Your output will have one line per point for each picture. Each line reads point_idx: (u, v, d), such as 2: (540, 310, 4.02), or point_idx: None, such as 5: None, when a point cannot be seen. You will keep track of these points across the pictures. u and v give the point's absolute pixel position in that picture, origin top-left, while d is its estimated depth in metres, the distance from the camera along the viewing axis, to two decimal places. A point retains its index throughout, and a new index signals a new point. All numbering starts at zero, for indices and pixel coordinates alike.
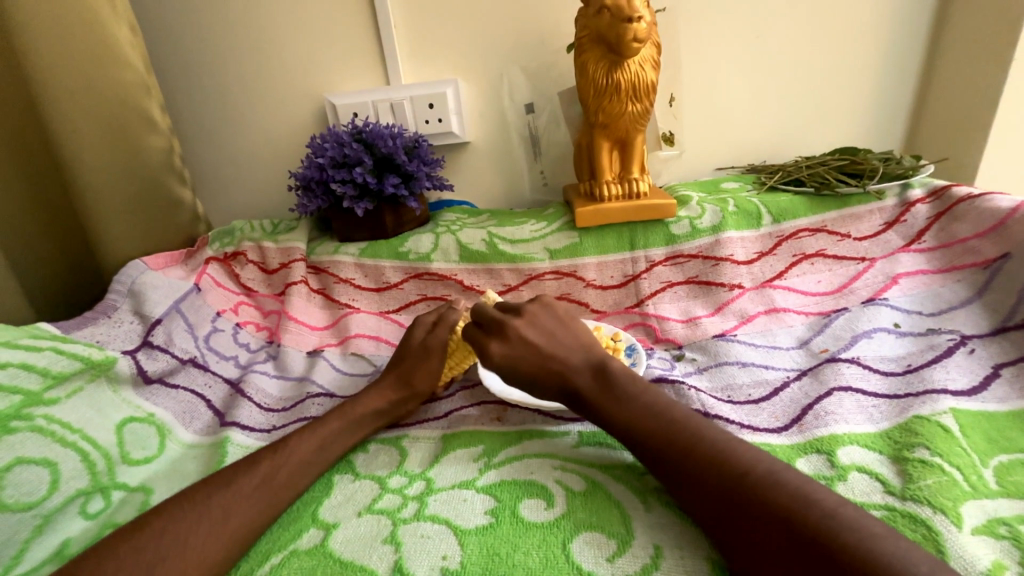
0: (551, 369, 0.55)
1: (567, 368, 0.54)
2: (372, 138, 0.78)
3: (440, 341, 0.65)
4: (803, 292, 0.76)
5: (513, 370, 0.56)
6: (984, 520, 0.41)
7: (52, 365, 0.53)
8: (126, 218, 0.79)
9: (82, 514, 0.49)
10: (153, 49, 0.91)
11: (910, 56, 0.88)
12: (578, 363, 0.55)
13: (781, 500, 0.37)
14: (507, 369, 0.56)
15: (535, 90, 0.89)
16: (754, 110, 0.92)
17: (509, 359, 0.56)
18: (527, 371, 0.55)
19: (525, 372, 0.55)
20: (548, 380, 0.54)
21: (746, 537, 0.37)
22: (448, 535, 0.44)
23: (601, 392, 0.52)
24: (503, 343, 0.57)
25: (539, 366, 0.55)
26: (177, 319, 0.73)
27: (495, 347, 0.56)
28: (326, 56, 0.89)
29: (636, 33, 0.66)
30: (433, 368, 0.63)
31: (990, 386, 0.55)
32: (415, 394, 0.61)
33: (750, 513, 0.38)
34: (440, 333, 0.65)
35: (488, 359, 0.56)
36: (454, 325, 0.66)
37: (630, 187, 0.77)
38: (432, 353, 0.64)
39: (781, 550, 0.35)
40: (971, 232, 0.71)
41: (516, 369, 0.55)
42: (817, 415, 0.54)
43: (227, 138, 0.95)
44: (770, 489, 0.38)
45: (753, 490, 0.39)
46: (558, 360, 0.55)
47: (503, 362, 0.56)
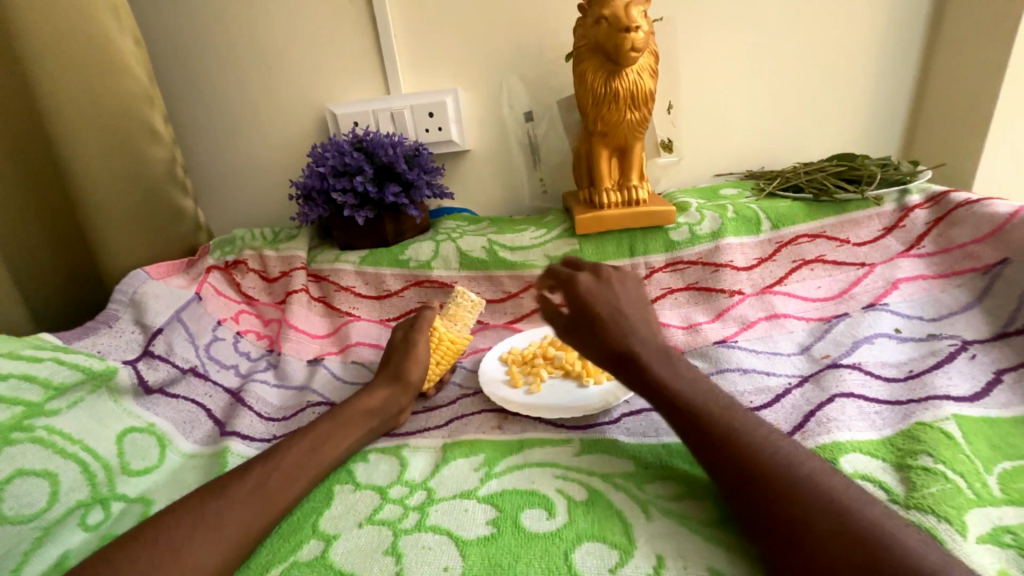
0: (618, 328, 0.55)
1: (632, 335, 0.54)
2: (373, 147, 0.78)
3: (424, 336, 0.67)
4: (804, 298, 0.76)
5: (585, 310, 0.57)
6: (989, 528, 0.40)
7: (53, 375, 0.54)
8: (128, 227, 0.79)
9: (82, 526, 0.48)
10: (156, 60, 0.92)
11: (906, 63, 0.89)
12: (645, 330, 0.55)
13: (797, 500, 0.38)
14: (581, 308, 0.58)
15: (535, 99, 0.90)
16: (752, 117, 0.93)
17: (590, 297, 0.58)
18: (596, 318, 0.56)
19: (594, 316, 0.56)
20: (610, 338, 0.55)
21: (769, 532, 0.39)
22: (450, 545, 0.44)
23: (657, 360, 0.52)
24: (594, 281, 0.59)
25: (610, 319, 0.55)
26: (178, 328, 0.73)
27: (585, 281, 0.59)
28: (327, 66, 0.90)
29: (634, 43, 0.67)
30: (423, 361, 0.64)
31: (992, 391, 0.54)
32: (410, 393, 0.62)
33: (772, 512, 0.39)
34: (420, 329, 0.67)
35: (573, 288, 0.59)
36: (429, 321, 0.69)
37: (630, 194, 0.78)
38: (417, 345, 0.65)
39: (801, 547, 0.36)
40: (970, 238, 0.71)
41: (590, 309, 0.57)
42: (820, 422, 0.54)
43: (228, 147, 0.96)
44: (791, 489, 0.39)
45: (773, 488, 0.40)
46: (633, 324, 0.55)
47: (584, 297, 0.58)
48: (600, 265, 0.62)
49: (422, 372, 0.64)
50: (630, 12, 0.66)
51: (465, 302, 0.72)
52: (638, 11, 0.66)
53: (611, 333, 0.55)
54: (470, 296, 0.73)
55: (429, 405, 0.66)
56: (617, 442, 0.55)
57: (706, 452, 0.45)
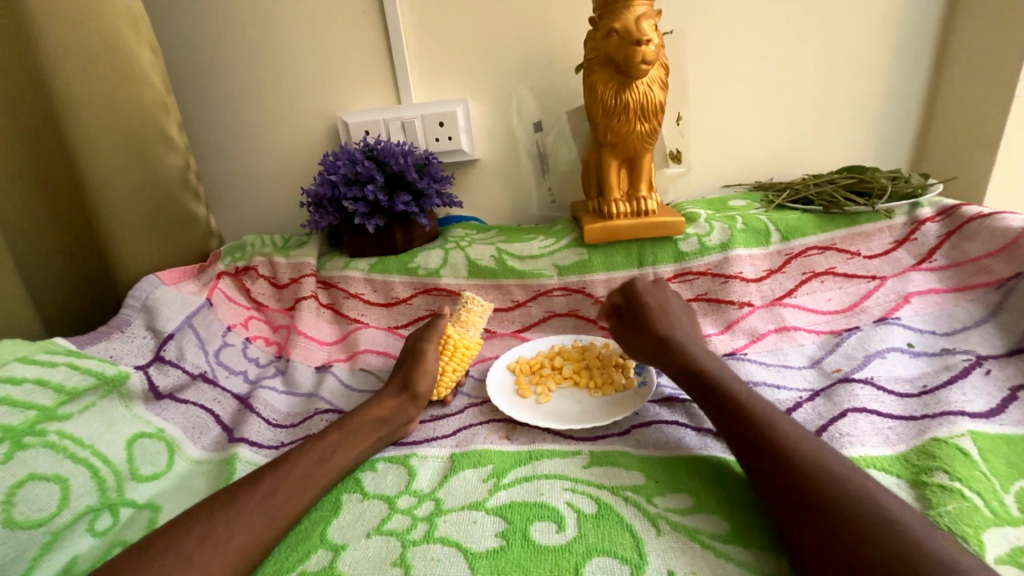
0: (664, 319, 0.64)
1: (676, 329, 0.63)
2: (384, 156, 0.79)
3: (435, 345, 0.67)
4: (814, 310, 0.76)
5: (634, 302, 0.67)
6: (1008, 548, 0.40)
7: (66, 380, 0.54)
8: (141, 233, 0.80)
9: (90, 532, 0.48)
10: (173, 70, 0.93)
11: (915, 77, 0.89)
12: (690, 329, 0.64)
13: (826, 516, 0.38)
14: (633, 299, 0.67)
15: (544, 109, 0.91)
16: (760, 128, 0.93)
17: (643, 293, 0.67)
18: (644, 308, 0.66)
19: (643, 307, 0.66)
20: (653, 325, 0.63)
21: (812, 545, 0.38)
22: (459, 557, 0.43)
23: (692, 348, 0.59)
24: (651, 283, 0.70)
25: (658, 310, 0.65)
26: (188, 334, 0.73)
27: (644, 281, 0.69)
28: (340, 76, 0.91)
29: (645, 55, 0.67)
30: (433, 372, 0.64)
31: (1009, 408, 0.54)
32: (417, 403, 0.62)
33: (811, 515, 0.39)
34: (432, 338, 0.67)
35: (632, 282, 0.69)
36: (443, 329, 0.70)
37: (639, 205, 0.78)
38: (429, 354, 0.65)
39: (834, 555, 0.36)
40: (983, 251, 0.71)
41: (640, 301, 0.67)
42: (833, 437, 0.53)
43: (240, 156, 0.97)
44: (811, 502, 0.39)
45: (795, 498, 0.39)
46: (678, 322, 0.64)
47: (640, 292, 0.68)
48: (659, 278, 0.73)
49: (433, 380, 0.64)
50: (641, 25, 0.66)
51: (475, 307, 0.72)
52: (649, 25, 0.67)
53: (657, 323, 0.63)
54: (478, 301, 0.73)
55: (437, 414, 0.65)
56: (627, 453, 0.55)
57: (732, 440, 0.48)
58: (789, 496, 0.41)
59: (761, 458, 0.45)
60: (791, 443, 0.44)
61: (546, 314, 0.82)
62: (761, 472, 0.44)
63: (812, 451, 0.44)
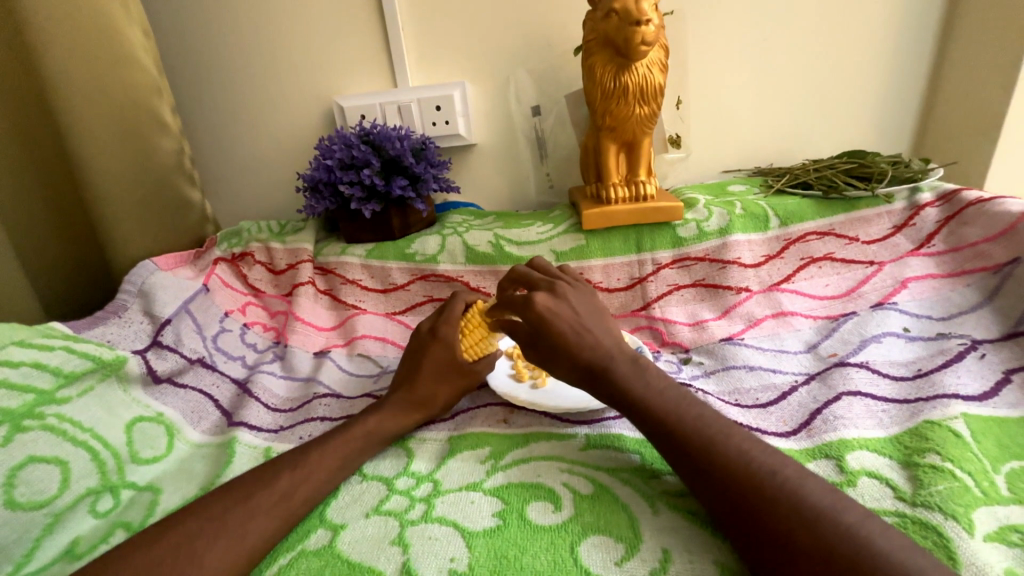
0: (584, 344, 0.52)
1: (600, 347, 0.52)
2: (380, 140, 0.78)
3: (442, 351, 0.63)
4: (811, 296, 0.76)
5: (545, 337, 0.53)
6: (997, 526, 0.40)
7: (63, 364, 0.54)
8: (136, 218, 0.79)
9: (93, 513, 0.49)
10: (164, 52, 0.92)
11: (919, 60, 0.87)
12: (606, 342, 0.53)
13: (802, 497, 0.38)
14: (540, 330, 0.53)
15: (542, 93, 0.90)
16: (761, 112, 0.92)
17: (552, 317, 0.53)
18: (559, 338, 0.52)
19: (558, 336, 0.52)
20: (575, 356, 0.52)
21: (767, 549, 0.36)
22: (456, 537, 0.44)
23: (629, 371, 0.50)
24: (550, 297, 0.55)
25: (575, 331, 0.53)
26: (185, 319, 0.73)
27: (543, 298, 0.55)
28: (335, 59, 0.90)
29: (645, 36, 0.66)
30: (438, 378, 0.61)
31: (1002, 390, 0.54)
32: (427, 408, 0.59)
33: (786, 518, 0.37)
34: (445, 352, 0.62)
35: (531, 307, 0.54)
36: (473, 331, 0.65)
37: (637, 189, 0.77)
38: (428, 364, 0.62)
39: (793, 546, 0.35)
40: (982, 236, 0.70)
41: (552, 328, 0.53)
42: (826, 420, 0.54)
43: (235, 141, 0.96)
44: (801, 486, 0.38)
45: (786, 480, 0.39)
46: (595, 336, 0.53)
47: (544, 317, 0.53)
48: (563, 265, 0.65)
49: (452, 395, 0.61)
50: (641, 4, 0.65)
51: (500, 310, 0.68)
52: (649, 4, 0.66)
53: (576, 350, 0.52)
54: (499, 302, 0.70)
55: None
56: (623, 436, 0.55)
57: (681, 465, 0.44)
58: (736, 477, 0.40)
59: (727, 447, 0.42)
60: None
61: None
62: (714, 492, 0.41)
63: None
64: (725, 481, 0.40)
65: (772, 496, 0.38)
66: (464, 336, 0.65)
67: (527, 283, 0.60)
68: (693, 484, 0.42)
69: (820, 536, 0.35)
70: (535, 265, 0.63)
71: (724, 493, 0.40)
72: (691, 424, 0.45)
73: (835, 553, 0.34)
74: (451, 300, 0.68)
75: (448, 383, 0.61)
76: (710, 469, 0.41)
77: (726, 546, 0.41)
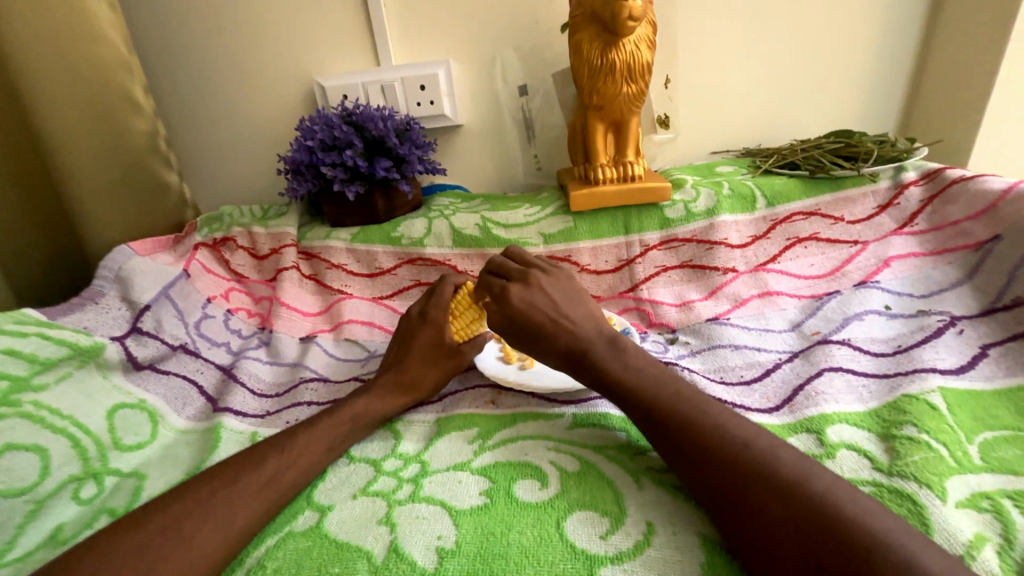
0: (562, 332, 0.53)
1: (579, 331, 0.53)
2: (363, 120, 0.76)
3: (431, 333, 0.63)
4: (797, 276, 0.76)
5: (522, 326, 0.55)
6: (968, 494, 0.42)
7: (38, 350, 0.53)
8: (111, 201, 0.77)
9: (76, 500, 0.49)
10: (135, 28, 0.88)
11: (908, 37, 0.87)
12: (583, 327, 0.54)
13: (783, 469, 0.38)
14: (518, 321, 0.55)
15: (529, 72, 0.88)
16: (750, 92, 0.91)
17: (526, 308, 0.55)
18: (536, 327, 0.54)
19: (534, 326, 0.54)
20: (554, 342, 0.54)
21: (748, 520, 0.37)
22: (443, 515, 0.44)
23: (606, 354, 0.52)
24: (521, 287, 0.56)
25: (552, 318, 0.54)
26: (166, 305, 0.72)
27: (517, 290, 0.56)
28: (315, 36, 0.87)
29: (632, 11, 0.64)
30: (428, 360, 0.61)
31: (977, 365, 0.55)
32: (419, 391, 0.59)
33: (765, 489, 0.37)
34: (434, 336, 0.63)
35: (506, 300, 0.56)
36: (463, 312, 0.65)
37: (625, 170, 0.77)
38: (418, 347, 0.62)
39: (771, 514, 0.36)
40: (963, 215, 0.71)
41: (528, 319, 0.54)
42: (808, 395, 0.55)
43: (213, 122, 0.93)
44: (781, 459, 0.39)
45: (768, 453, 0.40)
46: (572, 321, 0.54)
47: (519, 308, 0.55)
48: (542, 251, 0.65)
49: (442, 376, 0.61)
50: None
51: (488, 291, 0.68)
52: None
53: (554, 337, 0.54)
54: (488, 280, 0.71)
55: None
56: (610, 415, 0.55)
57: (664, 441, 0.44)
58: (718, 450, 0.41)
59: (711, 423, 0.43)
60: None
61: None
62: (696, 467, 0.41)
63: None
64: (707, 455, 0.41)
65: (752, 467, 0.39)
66: (455, 319, 0.64)
67: (502, 272, 0.60)
68: (676, 459, 0.43)
69: (799, 506, 0.36)
70: (512, 253, 0.63)
71: (707, 467, 0.41)
72: (674, 401, 0.46)
73: (813, 520, 0.34)
74: (439, 284, 0.68)
75: (438, 366, 0.61)
76: (694, 444, 0.42)
77: (709, 519, 0.42)
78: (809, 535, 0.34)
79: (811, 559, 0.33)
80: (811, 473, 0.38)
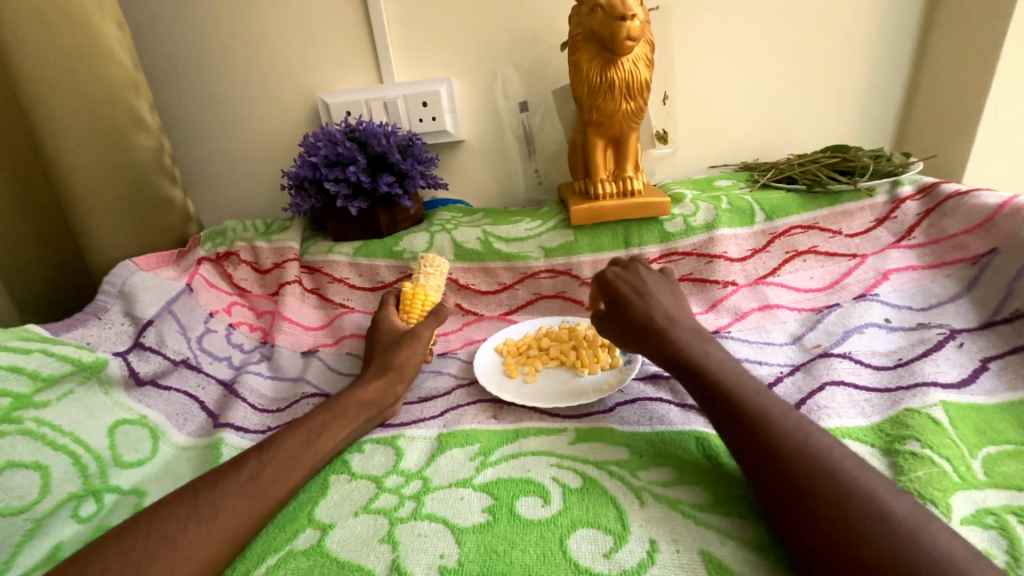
0: (645, 306, 0.58)
1: (662, 314, 0.57)
2: (366, 137, 0.77)
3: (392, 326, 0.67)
4: (797, 289, 0.77)
5: (610, 292, 0.61)
6: (973, 510, 0.41)
7: (41, 367, 0.53)
8: (116, 218, 0.78)
9: (75, 518, 0.48)
10: (143, 47, 0.90)
11: (900, 57, 0.89)
12: (672, 309, 0.58)
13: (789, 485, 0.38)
14: (607, 290, 0.61)
15: (530, 89, 0.89)
16: (747, 108, 0.93)
17: (615, 281, 0.61)
18: (622, 298, 0.60)
19: (619, 295, 0.60)
20: (633, 313, 0.58)
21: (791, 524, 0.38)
22: (446, 533, 0.44)
23: (685, 337, 0.54)
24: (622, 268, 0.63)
25: (641, 296, 0.59)
26: (168, 320, 0.72)
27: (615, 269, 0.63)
28: (320, 55, 0.88)
29: (630, 31, 0.66)
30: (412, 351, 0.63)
31: (978, 378, 0.55)
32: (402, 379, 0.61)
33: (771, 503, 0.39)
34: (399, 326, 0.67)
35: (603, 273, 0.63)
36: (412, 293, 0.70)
37: (625, 185, 0.78)
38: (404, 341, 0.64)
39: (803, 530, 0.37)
40: (960, 228, 0.72)
41: (616, 290, 0.60)
42: (811, 410, 0.55)
43: (218, 138, 0.94)
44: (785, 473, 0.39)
45: None
46: (662, 305, 0.58)
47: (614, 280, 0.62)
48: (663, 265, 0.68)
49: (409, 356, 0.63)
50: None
51: (433, 271, 0.73)
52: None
53: (637, 310, 0.58)
54: (433, 257, 0.75)
55: (423, 395, 0.65)
56: (612, 430, 0.55)
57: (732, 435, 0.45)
58: None
59: None
60: (767, 412, 0.44)
61: (534, 296, 0.82)
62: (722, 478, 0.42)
63: (783, 417, 0.44)
64: None
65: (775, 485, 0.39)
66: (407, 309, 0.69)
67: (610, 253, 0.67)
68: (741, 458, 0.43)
69: None
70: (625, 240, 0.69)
71: None
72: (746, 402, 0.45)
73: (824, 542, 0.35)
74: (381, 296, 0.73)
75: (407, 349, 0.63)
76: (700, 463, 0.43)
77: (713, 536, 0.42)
78: (827, 538, 0.35)
79: (833, 564, 0.35)
80: (818, 487, 0.38)
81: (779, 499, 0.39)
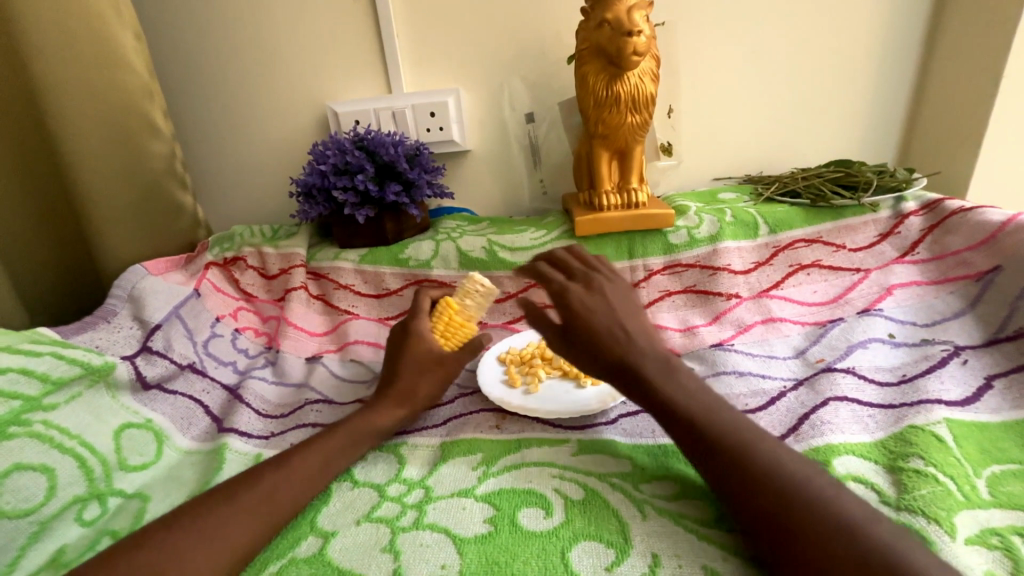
0: (616, 340, 0.52)
1: (633, 345, 0.52)
2: (374, 146, 0.78)
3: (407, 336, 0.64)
4: (800, 302, 0.76)
5: (578, 323, 0.54)
6: (978, 530, 0.41)
7: (51, 370, 0.54)
8: (126, 223, 0.79)
9: (78, 521, 0.49)
10: (158, 55, 0.91)
11: (902, 74, 0.90)
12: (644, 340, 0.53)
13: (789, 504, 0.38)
14: (573, 319, 0.55)
15: (536, 100, 0.91)
16: (751, 122, 0.93)
17: (581, 307, 0.55)
18: (588, 330, 0.54)
19: (589, 329, 0.53)
20: (603, 349, 0.52)
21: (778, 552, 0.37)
22: (447, 543, 0.44)
23: (660, 375, 0.50)
24: (586, 290, 0.57)
25: (610, 327, 0.53)
26: (176, 324, 0.72)
27: (577, 292, 0.56)
28: (330, 65, 0.90)
29: (637, 47, 0.67)
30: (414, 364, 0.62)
31: (983, 396, 0.55)
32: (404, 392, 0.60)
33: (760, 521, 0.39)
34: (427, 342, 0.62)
35: (565, 299, 0.56)
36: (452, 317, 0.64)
37: (629, 197, 0.78)
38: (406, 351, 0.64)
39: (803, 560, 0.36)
40: (964, 245, 0.72)
41: (585, 322, 0.54)
42: (814, 425, 0.54)
43: (228, 145, 0.96)
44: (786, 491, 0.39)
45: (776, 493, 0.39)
46: (631, 334, 0.53)
47: (578, 308, 0.55)
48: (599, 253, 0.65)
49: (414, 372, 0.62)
50: (632, 16, 0.66)
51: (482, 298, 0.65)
52: (640, 16, 0.67)
53: (608, 346, 0.52)
54: (493, 289, 0.65)
55: None
56: (615, 443, 0.56)
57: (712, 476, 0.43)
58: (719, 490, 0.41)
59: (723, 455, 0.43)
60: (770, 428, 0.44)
61: None
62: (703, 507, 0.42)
63: None
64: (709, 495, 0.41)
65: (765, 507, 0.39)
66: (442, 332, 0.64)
67: (564, 271, 0.60)
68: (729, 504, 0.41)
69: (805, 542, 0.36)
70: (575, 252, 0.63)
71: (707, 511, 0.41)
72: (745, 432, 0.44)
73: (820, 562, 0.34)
74: (415, 296, 0.68)
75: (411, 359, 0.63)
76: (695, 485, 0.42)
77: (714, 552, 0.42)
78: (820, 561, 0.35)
79: None
80: (819, 504, 0.38)
81: (764, 530, 0.38)
